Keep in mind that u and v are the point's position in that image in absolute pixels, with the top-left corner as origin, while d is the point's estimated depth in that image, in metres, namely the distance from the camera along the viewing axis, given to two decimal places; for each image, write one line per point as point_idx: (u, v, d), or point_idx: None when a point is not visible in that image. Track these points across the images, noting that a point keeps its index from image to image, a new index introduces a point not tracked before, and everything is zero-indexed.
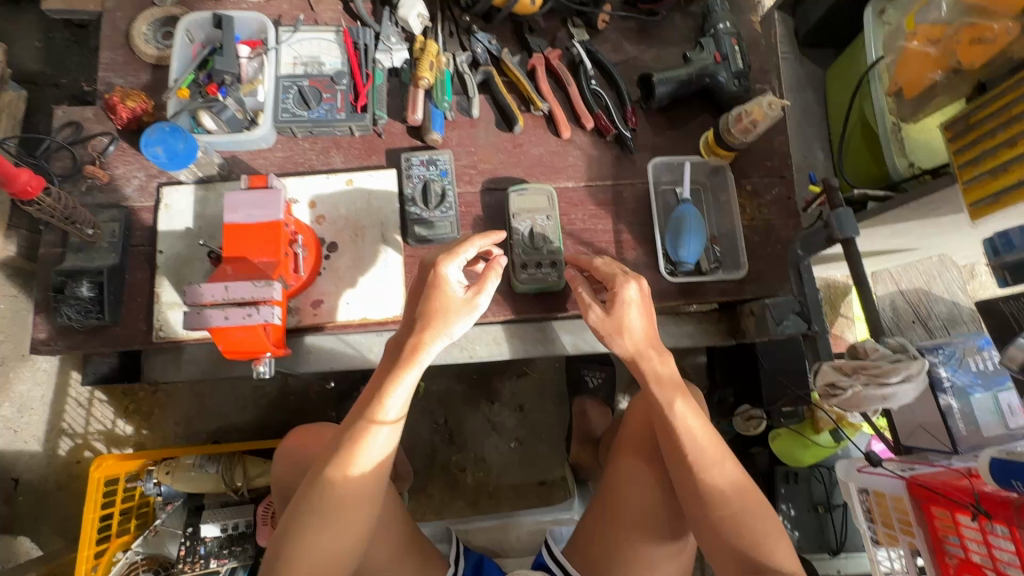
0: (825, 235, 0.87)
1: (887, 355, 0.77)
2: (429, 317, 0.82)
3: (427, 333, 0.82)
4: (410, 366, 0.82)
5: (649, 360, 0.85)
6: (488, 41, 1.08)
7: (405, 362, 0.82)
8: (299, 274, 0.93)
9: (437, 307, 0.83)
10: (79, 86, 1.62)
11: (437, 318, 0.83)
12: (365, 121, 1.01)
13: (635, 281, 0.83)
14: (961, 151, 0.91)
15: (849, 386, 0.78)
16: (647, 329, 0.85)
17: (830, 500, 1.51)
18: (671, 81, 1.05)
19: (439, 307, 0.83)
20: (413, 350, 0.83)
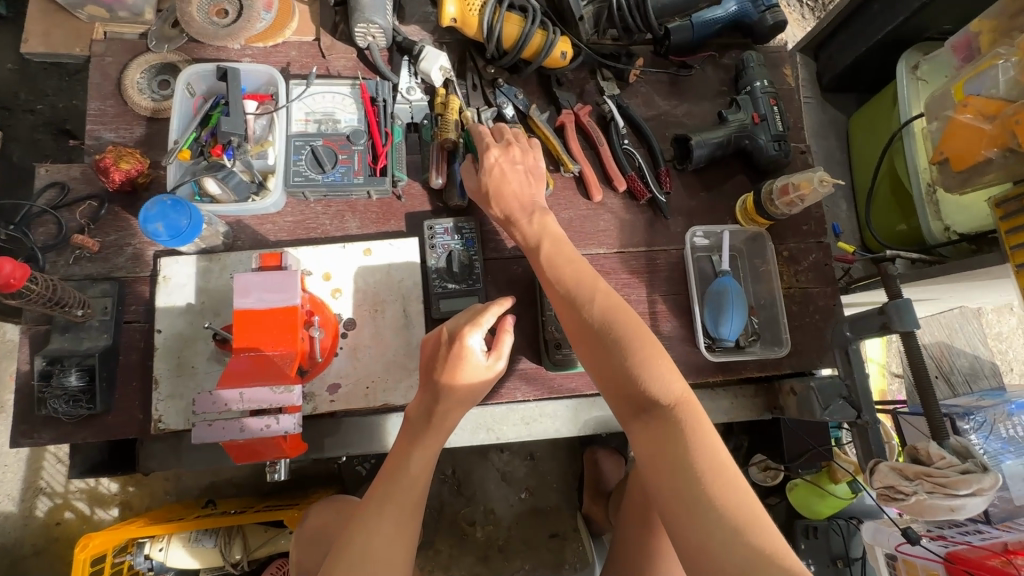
0: (879, 322, 0.82)
1: (955, 464, 0.73)
2: (450, 378, 0.76)
3: (452, 405, 0.76)
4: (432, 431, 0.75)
5: (520, 222, 0.85)
6: (515, 97, 1.02)
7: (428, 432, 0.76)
8: (314, 360, 0.85)
9: (465, 373, 0.76)
10: (56, 112, 1.48)
11: (461, 378, 0.76)
12: (385, 185, 0.93)
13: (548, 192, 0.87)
14: (1014, 232, 0.89)
15: (912, 492, 0.74)
16: (518, 189, 0.86)
17: (849, 553, 1.47)
18: (709, 143, 1.00)
19: (465, 369, 0.76)
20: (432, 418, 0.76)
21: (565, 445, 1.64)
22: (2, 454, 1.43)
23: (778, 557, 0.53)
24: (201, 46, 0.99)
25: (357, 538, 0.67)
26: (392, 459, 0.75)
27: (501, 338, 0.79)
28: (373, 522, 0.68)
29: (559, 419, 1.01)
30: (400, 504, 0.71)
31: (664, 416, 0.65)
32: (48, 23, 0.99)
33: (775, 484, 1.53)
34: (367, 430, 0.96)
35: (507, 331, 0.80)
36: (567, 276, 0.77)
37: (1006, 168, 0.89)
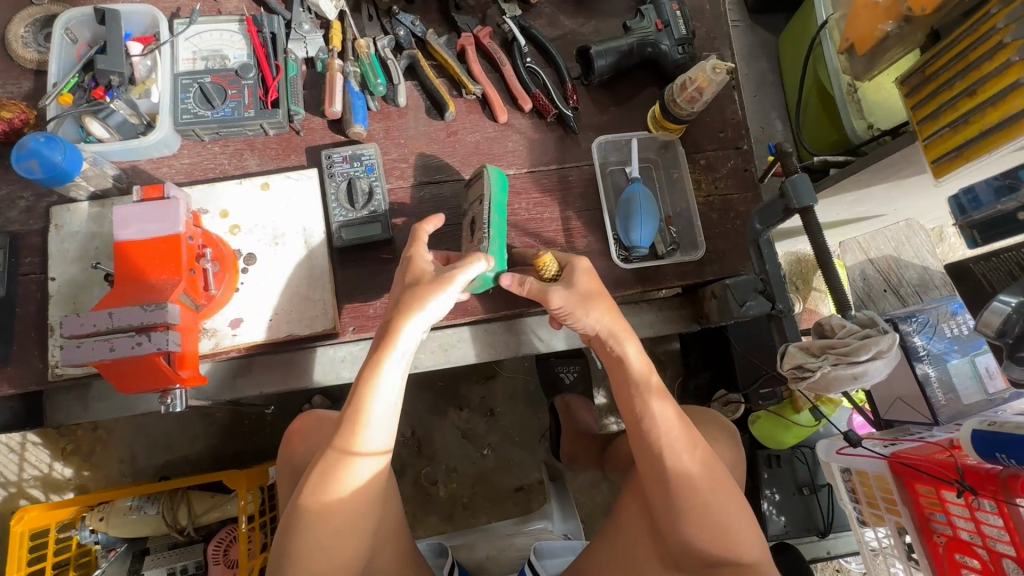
0: (782, 206, 0.80)
1: (854, 331, 0.73)
2: (401, 315, 0.74)
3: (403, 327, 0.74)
4: (376, 389, 0.72)
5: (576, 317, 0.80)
6: (411, 23, 1.00)
7: (384, 365, 0.73)
8: (210, 293, 0.83)
9: (426, 300, 0.75)
10: None
11: (414, 311, 0.74)
12: (278, 116, 0.91)
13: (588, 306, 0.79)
14: (920, 105, 0.86)
15: (818, 367, 0.72)
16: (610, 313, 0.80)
17: (814, 481, 1.43)
18: (611, 52, 0.98)
19: (427, 302, 0.75)
20: (384, 353, 0.73)
21: (526, 399, 1.62)
22: None
23: (710, 498, 0.73)
24: None
25: (315, 484, 0.71)
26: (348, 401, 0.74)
27: (471, 262, 0.77)
28: (327, 470, 0.71)
29: (478, 345, 1.00)
30: (362, 456, 0.72)
31: (644, 403, 0.77)
32: None
33: (738, 418, 1.50)
34: (283, 368, 0.93)
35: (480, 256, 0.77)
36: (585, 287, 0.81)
37: (902, 40, 0.88)
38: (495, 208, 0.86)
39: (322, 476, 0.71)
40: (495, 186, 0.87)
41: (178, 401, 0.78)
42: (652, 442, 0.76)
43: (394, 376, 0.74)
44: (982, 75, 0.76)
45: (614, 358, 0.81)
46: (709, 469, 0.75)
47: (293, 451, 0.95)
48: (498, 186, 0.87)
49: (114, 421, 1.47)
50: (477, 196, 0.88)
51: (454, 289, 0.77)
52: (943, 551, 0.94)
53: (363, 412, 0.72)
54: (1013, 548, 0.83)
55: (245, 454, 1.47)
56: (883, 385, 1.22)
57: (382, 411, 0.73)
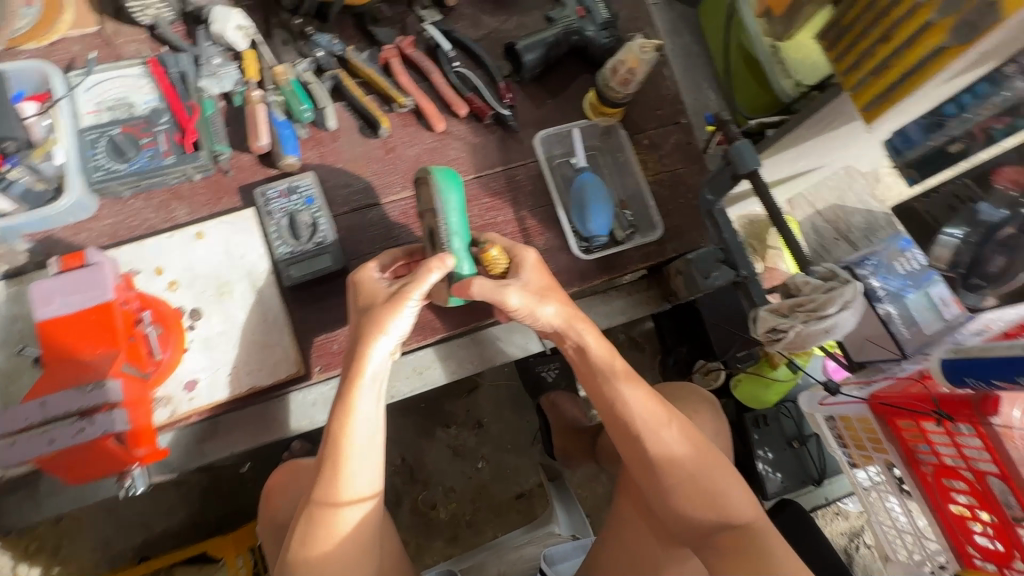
0: (730, 173, 0.80)
1: (819, 286, 0.75)
2: (365, 341, 0.70)
3: (365, 355, 0.70)
4: (353, 423, 0.69)
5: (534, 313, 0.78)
6: (329, 42, 0.95)
7: (352, 401, 0.70)
8: (156, 358, 0.77)
9: (387, 321, 0.70)
10: None
11: (377, 333, 0.70)
12: (201, 159, 0.86)
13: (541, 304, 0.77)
14: (841, 57, 0.88)
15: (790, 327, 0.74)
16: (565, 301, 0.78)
17: (802, 432, 1.46)
18: (538, 46, 0.96)
19: (388, 322, 0.71)
20: (352, 386, 0.70)
21: (512, 404, 1.60)
22: None
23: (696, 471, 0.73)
24: None
25: (304, 534, 0.68)
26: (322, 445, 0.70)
27: (422, 275, 0.71)
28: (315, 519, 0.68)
29: (452, 361, 0.97)
30: (350, 497, 0.69)
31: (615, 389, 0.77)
32: None
33: (721, 385, 1.52)
34: (250, 422, 0.87)
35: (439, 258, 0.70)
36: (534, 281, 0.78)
37: None
38: (453, 226, 0.77)
39: (311, 527, 0.68)
40: (450, 199, 0.78)
41: (139, 481, 0.72)
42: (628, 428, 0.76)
43: (369, 409, 0.71)
44: (895, 19, 0.78)
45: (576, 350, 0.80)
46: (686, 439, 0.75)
47: (274, 508, 0.91)
48: (453, 198, 0.78)
49: (79, 510, 1.36)
50: (429, 204, 0.79)
51: (413, 304, 0.71)
52: (932, 479, 0.98)
53: (341, 453, 0.69)
54: (994, 466, 0.87)
55: (229, 516, 1.39)
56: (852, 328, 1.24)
57: (362, 447, 0.70)
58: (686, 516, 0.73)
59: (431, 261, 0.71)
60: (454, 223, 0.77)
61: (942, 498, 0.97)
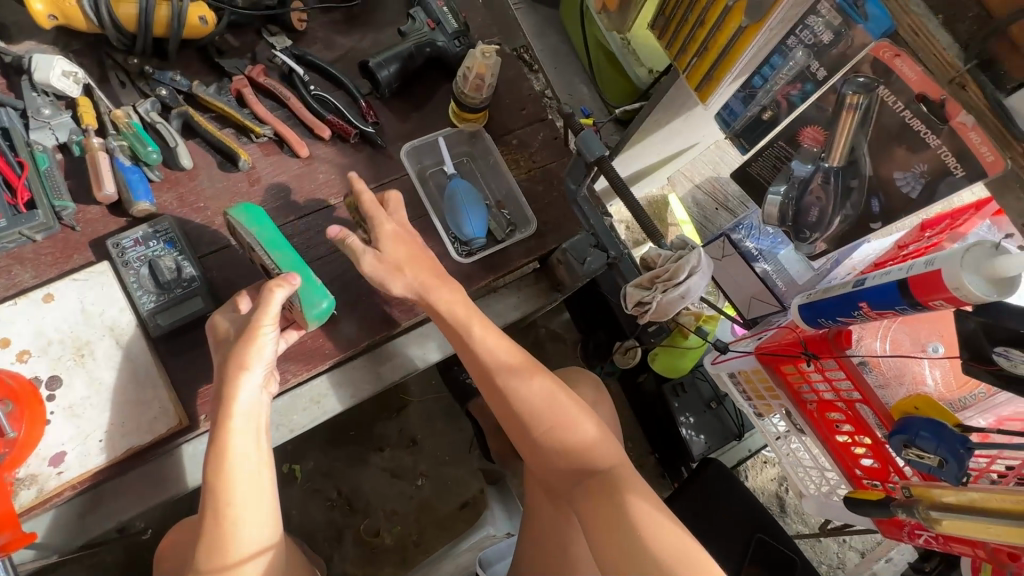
0: (584, 163, 0.86)
1: (670, 257, 0.81)
2: (230, 379, 0.72)
3: (232, 391, 0.72)
4: (230, 463, 0.71)
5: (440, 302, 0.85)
6: (171, 79, 0.92)
7: (223, 438, 0.71)
8: (8, 439, 0.70)
9: (248, 355, 0.73)
10: None
11: (240, 370, 0.72)
12: (38, 218, 0.80)
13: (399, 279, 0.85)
14: (671, 44, 0.95)
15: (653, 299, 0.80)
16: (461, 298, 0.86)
17: (718, 393, 1.55)
18: (391, 61, 0.97)
19: (249, 357, 0.73)
20: (222, 425, 0.71)
21: (444, 415, 1.59)
22: None
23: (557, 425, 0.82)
24: None
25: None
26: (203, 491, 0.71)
27: (268, 296, 0.73)
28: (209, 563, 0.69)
29: (351, 384, 0.95)
30: (242, 535, 0.71)
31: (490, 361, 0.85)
32: None
33: (640, 362, 1.58)
34: (140, 483, 0.83)
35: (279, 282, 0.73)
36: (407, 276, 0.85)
37: None
38: (263, 240, 0.81)
39: (206, 573, 0.69)
40: (252, 225, 0.81)
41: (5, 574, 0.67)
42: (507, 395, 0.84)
43: (247, 445, 0.73)
44: (703, 6, 0.84)
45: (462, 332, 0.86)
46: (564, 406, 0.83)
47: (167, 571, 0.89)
48: (252, 220, 0.82)
49: None
50: (244, 243, 0.82)
51: (269, 332, 0.74)
52: (818, 413, 1.06)
53: (222, 492, 0.70)
54: (860, 391, 0.95)
55: None
56: (737, 288, 1.33)
57: (246, 484, 0.71)
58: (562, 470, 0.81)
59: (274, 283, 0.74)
60: (263, 241, 0.81)
61: (829, 430, 1.05)
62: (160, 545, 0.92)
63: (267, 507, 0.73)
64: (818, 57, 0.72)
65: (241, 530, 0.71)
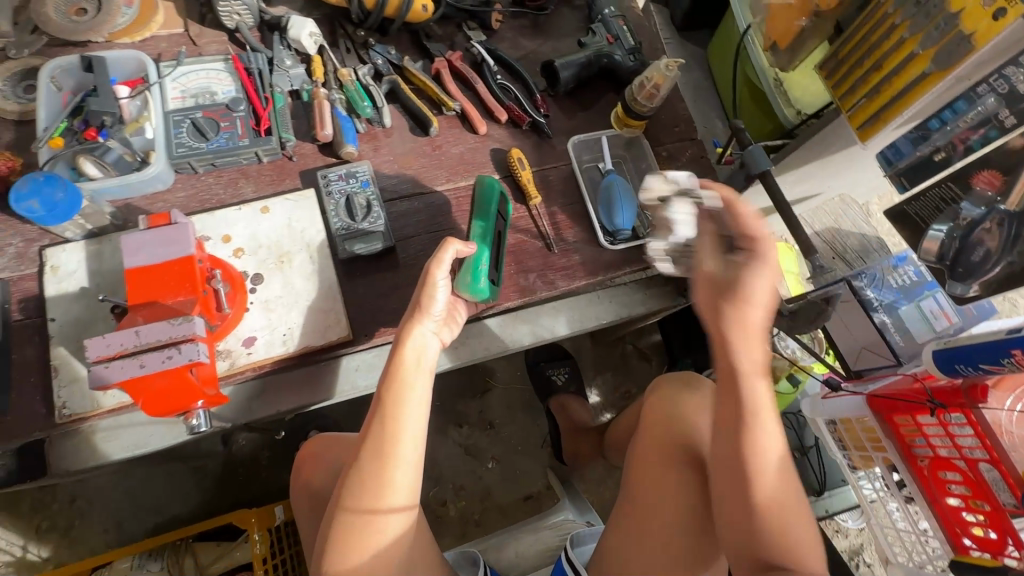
0: (744, 175, 0.91)
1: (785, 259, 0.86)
2: (410, 317, 0.79)
3: (411, 325, 0.79)
4: (399, 388, 0.76)
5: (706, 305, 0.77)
6: (387, 52, 1.08)
7: (397, 367, 0.77)
8: (223, 313, 0.84)
9: (428, 301, 0.79)
10: None
11: (418, 313, 0.79)
12: (272, 143, 0.96)
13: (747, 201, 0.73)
14: (838, 85, 1.00)
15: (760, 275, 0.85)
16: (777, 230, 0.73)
17: (802, 443, 1.51)
18: (572, 65, 1.09)
19: (427, 305, 0.80)
20: (397, 354, 0.78)
21: (523, 407, 1.64)
22: None
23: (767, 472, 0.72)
24: (65, 48, 0.98)
25: (353, 485, 0.73)
26: (373, 406, 0.76)
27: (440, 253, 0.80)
28: (367, 475, 0.73)
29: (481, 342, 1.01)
30: (400, 455, 0.74)
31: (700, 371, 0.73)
32: None
33: None
34: (300, 381, 0.91)
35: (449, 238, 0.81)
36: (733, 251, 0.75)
37: (817, 31, 1.05)
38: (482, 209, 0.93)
39: (364, 482, 0.73)
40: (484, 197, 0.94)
41: (202, 421, 0.79)
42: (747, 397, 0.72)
43: (416, 378, 0.78)
44: (883, 53, 0.91)
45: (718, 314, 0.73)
46: (784, 454, 0.74)
47: (307, 477, 0.95)
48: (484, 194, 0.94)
49: (94, 488, 1.37)
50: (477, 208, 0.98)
51: (443, 282, 0.80)
52: (929, 472, 1.03)
53: (390, 412, 0.75)
54: (988, 452, 0.93)
55: (244, 502, 1.40)
56: (849, 338, 1.34)
57: (409, 409, 0.76)
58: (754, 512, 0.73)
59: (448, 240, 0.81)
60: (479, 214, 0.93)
61: (939, 492, 1.02)
62: (300, 449, 1.01)
63: (419, 439, 0.76)
64: (1010, 104, 0.78)
65: (401, 452, 0.74)
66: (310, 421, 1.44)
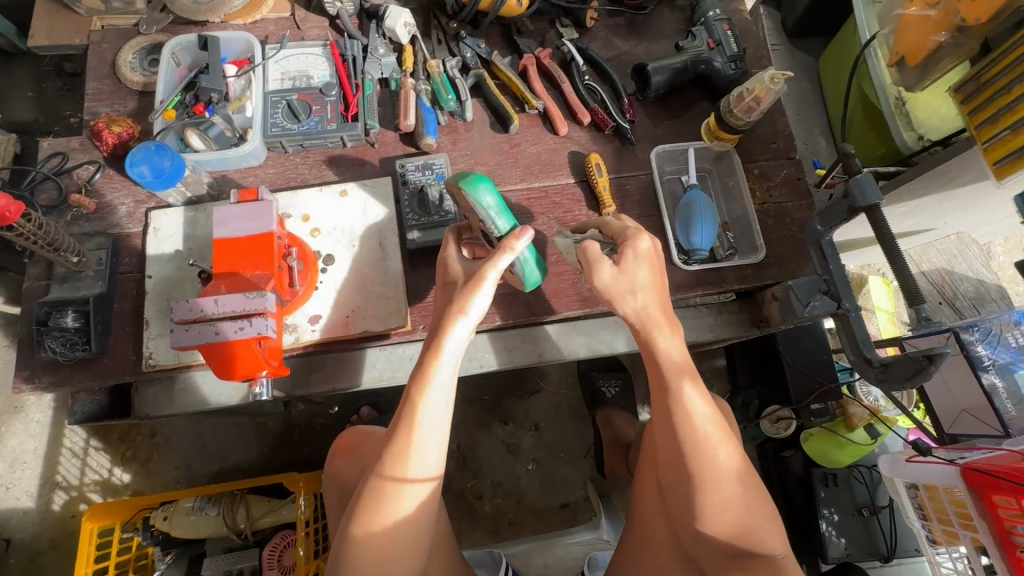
0: (846, 207, 0.80)
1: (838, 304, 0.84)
2: (449, 316, 0.76)
3: (448, 321, 0.76)
4: (429, 386, 0.74)
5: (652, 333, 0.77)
6: (477, 46, 1.07)
7: (432, 355, 0.75)
8: (294, 289, 0.88)
9: (469, 299, 0.76)
10: (57, 121, 1.51)
11: (458, 314, 0.76)
12: (356, 129, 0.98)
13: (649, 232, 0.79)
14: (978, 111, 0.88)
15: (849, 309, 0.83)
16: (658, 287, 0.78)
17: (874, 501, 1.37)
18: (666, 69, 1.03)
19: (468, 305, 0.76)
20: (436, 343, 0.76)
21: (570, 413, 1.61)
22: (20, 452, 1.45)
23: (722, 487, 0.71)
24: (187, 27, 1.07)
25: (377, 486, 0.73)
26: (400, 407, 0.75)
27: (499, 255, 0.76)
28: (385, 465, 0.73)
29: (541, 344, 1.07)
30: (418, 459, 0.73)
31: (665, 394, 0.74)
32: (52, 19, 1.08)
33: (790, 435, 1.46)
34: (354, 364, 1.00)
35: (512, 245, 0.75)
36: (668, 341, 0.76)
37: (955, 50, 0.94)
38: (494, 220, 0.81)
39: (382, 480, 0.73)
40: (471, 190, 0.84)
41: (264, 390, 0.83)
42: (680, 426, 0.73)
43: (446, 378, 0.76)
44: None
45: (651, 351, 0.77)
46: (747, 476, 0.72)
47: (338, 466, 0.98)
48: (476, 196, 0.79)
49: (172, 428, 1.50)
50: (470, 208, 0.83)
51: (490, 283, 0.77)
52: None
53: (414, 411, 0.74)
54: None
55: (295, 464, 1.49)
56: (947, 397, 1.22)
57: (435, 410, 0.74)
58: (708, 544, 0.73)
59: (506, 241, 0.75)
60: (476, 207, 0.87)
61: None
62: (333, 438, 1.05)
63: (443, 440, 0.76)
64: None
65: (421, 454, 0.73)
66: (363, 397, 1.50)
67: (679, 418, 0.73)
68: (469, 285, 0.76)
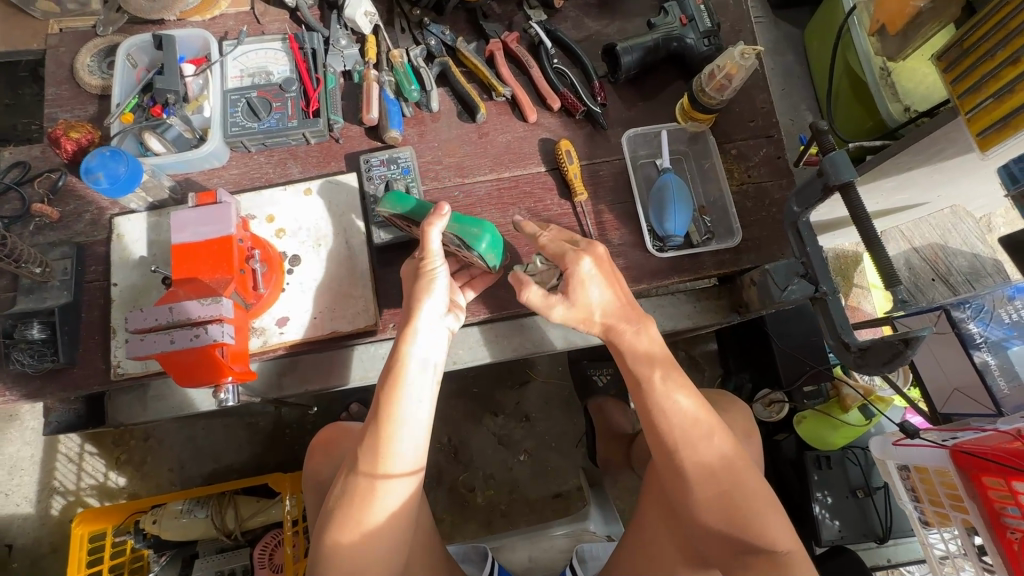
0: (820, 185, 0.76)
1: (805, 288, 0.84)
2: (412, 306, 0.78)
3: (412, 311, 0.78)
4: (401, 377, 0.75)
5: (624, 338, 0.82)
6: (441, 33, 1.04)
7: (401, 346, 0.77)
8: (258, 292, 0.87)
9: (425, 287, 0.79)
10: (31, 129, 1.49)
11: (421, 300, 0.78)
12: (319, 125, 0.95)
13: (586, 254, 0.80)
14: (963, 77, 0.84)
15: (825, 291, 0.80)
16: (616, 297, 0.82)
17: (869, 483, 1.35)
18: (637, 49, 0.99)
19: (426, 292, 0.79)
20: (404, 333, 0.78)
21: (560, 403, 1.60)
22: (18, 459, 1.47)
23: (712, 478, 0.72)
24: (144, 26, 1.04)
25: (356, 483, 0.72)
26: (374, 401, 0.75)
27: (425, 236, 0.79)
28: (362, 459, 0.73)
29: (516, 338, 1.05)
30: (396, 452, 0.72)
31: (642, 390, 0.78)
32: (8, 24, 1.05)
33: (782, 418, 1.44)
34: (327, 366, 0.99)
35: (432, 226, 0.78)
36: (639, 343, 0.81)
37: (936, 15, 0.88)
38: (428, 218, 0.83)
39: (361, 476, 0.72)
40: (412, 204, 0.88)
41: (230, 396, 0.81)
42: (660, 420, 0.76)
43: (417, 368, 0.76)
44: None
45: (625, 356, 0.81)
46: (738, 469, 0.73)
47: (317, 465, 0.96)
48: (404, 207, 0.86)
49: (164, 431, 1.51)
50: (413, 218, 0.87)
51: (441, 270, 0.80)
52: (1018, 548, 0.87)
53: (389, 403, 0.73)
54: None
55: (287, 462, 1.50)
56: (940, 376, 1.20)
57: (410, 402, 0.74)
58: (709, 533, 0.72)
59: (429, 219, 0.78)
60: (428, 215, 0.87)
61: None
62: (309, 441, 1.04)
63: (419, 432, 0.75)
64: None
65: (397, 446, 0.72)
66: (351, 395, 1.50)
67: (658, 414, 0.76)
68: (424, 277, 0.79)
